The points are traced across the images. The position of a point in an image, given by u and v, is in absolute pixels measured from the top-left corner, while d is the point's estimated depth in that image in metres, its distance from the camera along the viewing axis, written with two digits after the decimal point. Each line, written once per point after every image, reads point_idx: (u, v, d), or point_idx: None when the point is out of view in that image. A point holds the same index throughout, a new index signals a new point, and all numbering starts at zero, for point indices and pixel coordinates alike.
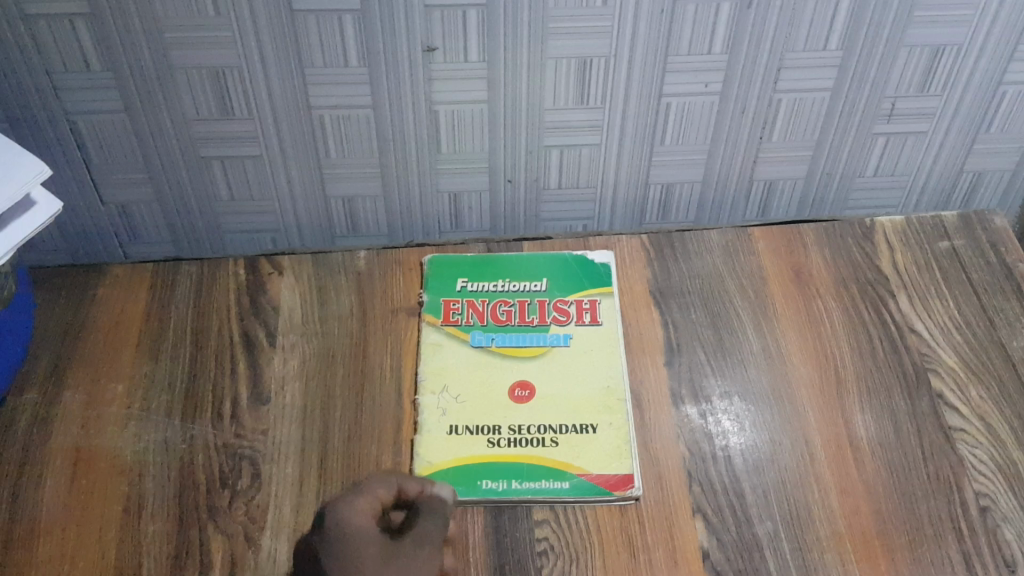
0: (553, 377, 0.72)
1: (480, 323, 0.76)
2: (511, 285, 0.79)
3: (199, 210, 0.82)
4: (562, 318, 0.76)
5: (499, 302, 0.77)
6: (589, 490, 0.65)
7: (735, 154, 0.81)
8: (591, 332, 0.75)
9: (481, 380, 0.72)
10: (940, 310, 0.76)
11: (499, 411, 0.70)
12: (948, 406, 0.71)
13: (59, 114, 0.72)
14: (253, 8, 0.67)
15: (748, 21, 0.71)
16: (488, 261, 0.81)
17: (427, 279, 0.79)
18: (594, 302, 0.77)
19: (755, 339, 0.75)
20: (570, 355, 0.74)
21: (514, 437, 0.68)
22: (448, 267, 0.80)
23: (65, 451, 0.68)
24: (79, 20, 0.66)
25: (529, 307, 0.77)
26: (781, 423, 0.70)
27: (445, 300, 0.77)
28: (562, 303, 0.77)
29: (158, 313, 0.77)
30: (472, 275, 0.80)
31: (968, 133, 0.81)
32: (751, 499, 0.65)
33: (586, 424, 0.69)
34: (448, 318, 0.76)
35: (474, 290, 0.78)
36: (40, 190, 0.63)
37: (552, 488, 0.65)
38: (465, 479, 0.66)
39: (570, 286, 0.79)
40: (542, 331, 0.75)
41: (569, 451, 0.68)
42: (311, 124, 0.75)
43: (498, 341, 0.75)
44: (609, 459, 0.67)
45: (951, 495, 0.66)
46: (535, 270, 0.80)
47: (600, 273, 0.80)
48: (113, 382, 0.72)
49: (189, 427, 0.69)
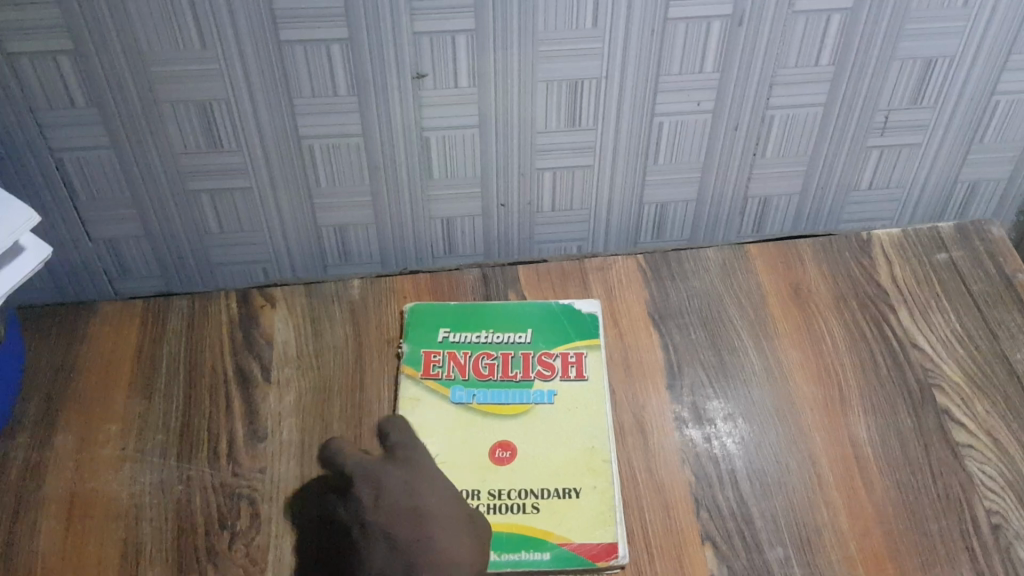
0: (537, 437, 0.69)
1: (461, 377, 0.73)
2: (494, 336, 0.75)
3: (189, 244, 0.80)
4: (547, 373, 0.73)
5: (481, 355, 0.74)
6: (570, 560, 0.63)
7: (729, 172, 0.80)
8: (576, 389, 0.72)
9: (461, 441, 0.69)
10: (941, 323, 0.76)
11: (479, 474, 0.67)
12: (955, 422, 0.70)
13: (44, 151, 0.71)
14: (240, 39, 0.66)
15: (739, 40, 0.70)
16: (472, 308, 0.77)
17: (408, 326, 0.76)
18: (579, 355, 0.74)
19: (757, 358, 0.75)
20: (555, 412, 0.71)
21: (493, 503, 0.66)
22: (429, 314, 0.77)
23: (59, 495, 0.67)
24: (63, 56, 0.65)
25: (513, 360, 0.74)
26: (787, 444, 0.69)
27: (426, 351, 0.74)
28: (547, 356, 0.74)
29: (150, 350, 0.75)
30: (454, 324, 0.76)
31: (962, 144, 0.81)
32: (760, 524, 0.65)
33: (568, 489, 0.67)
34: (428, 370, 0.73)
35: (456, 340, 0.75)
36: (29, 237, 0.62)
37: (531, 559, 0.63)
38: None
39: (554, 338, 0.75)
40: (525, 388, 0.72)
41: (552, 519, 0.65)
42: (301, 154, 0.74)
43: (480, 398, 0.71)
44: (591, 526, 0.64)
45: (961, 513, 0.65)
46: (519, 319, 0.77)
47: (587, 322, 0.77)
48: (106, 423, 0.71)
49: (185, 468, 0.68)
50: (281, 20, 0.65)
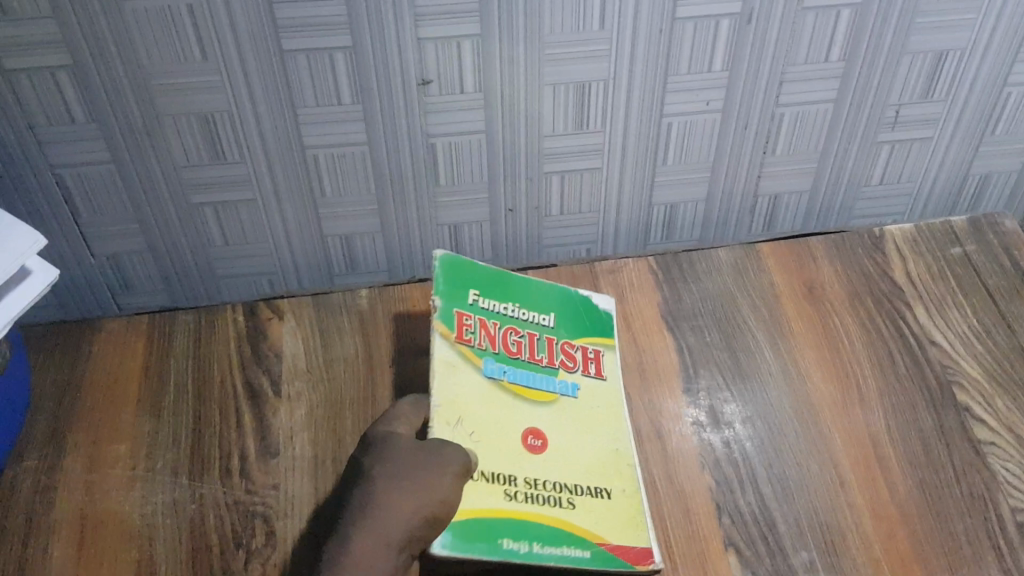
0: (565, 429, 0.65)
1: (491, 350, 0.67)
2: (521, 312, 0.71)
3: (193, 258, 0.79)
4: (571, 365, 0.69)
5: (510, 330, 0.70)
6: (612, 561, 0.58)
7: (739, 171, 0.79)
8: (596, 386, 0.69)
9: (497, 420, 0.63)
10: (958, 319, 0.75)
11: (513, 458, 0.62)
12: (976, 419, 0.69)
13: (44, 167, 0.70)
14: (242, 49, 0.65)
15: (748, 38, 0.69)
16: (498, 279, 0.72)
17: (439, 278, 0.70)
18: (598, 352, 0.71)
19: (773, 359, 0.74)
20: (578, 406, 0.67)
21: (529, 491, 0.60)
22: (458, 268, 0.71)
23: (70, 519, 0.65)
24: (62, 71, 0.64)
25: (539, 343, 0.70)
26: (807, 446, 0.68)
27: (457, 312, 0.69)
28: (569, 347, 0.71)
29: (157, 367, 0.74)
30: (482, 289, 0.71)
31: (973, 137, 0.80)
32: (783, 529, 0.64)
33: (599, 487, 0.62)
34: (460, 334, 0.67)
35: (486, 307, 0.70)
36: (37, 260, 0.61)
37: (573, 555, 0.57)
38: (486, 536, 0.56)
39: (575, 330, 0.72)
40: (551, 374, 0.68)
41: (586, 515, 0.60)
42: (306, 164, 0.73)
43: (510, 377, 0.66)
44: (627, 528, 0.60)
45: (987, 512, 0.64)
46: (542, 301, 0.73)
47: (603, 319, 0.73)
48: (115, 443, 0.70)
49: (196, 486, 0.67)
50: (284, 29, 0.64)
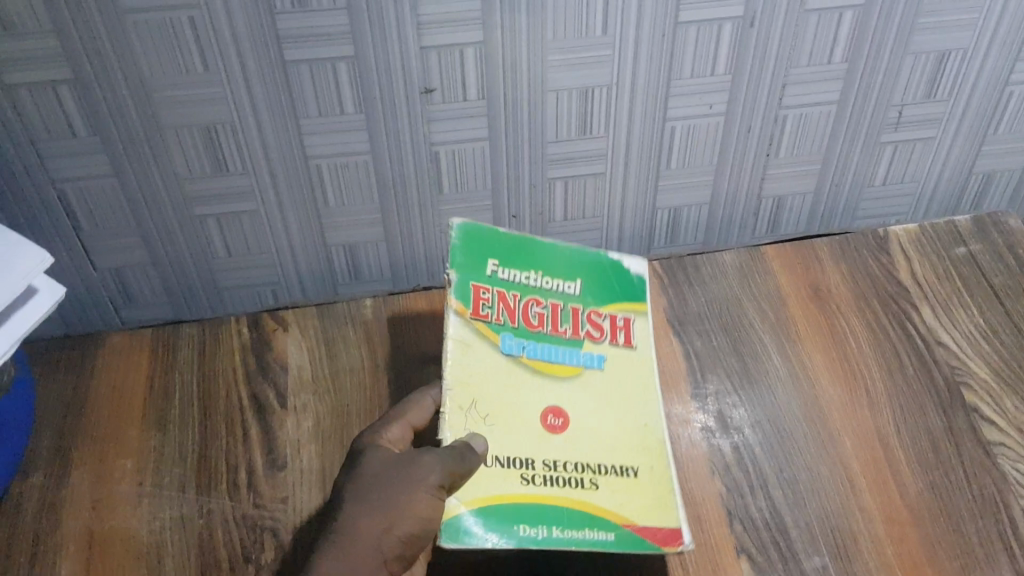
0: (588, 406, 0.63)
1: (511, 324, 0.64)
2: (544, 281, 0.67)
3: (196, 270, 0.79)
4: (597, 335, 0.66)
5: (532, 301, 0.65)
6: (636, 545, 0.57)
7: (742, 173, 0.79)
8: (624, 357, 0.66)
9: (516, 402, 0.61)
10: (965, 319, 0.75)
11: (534, 442, 0.60)
12: (985, 420, 0.70)
13: (45, 182, 0.69)
14: (244, 60, 0.64)
15: (751, 41, 0.69)
16: (522, 242, 0.67)
17: (455, 250, 0.65)
18: (628, 320, 0.68)
19: (781, 363, 0.73)
20: (602, 380, 0.64)
21: (549, 474, 0.59)
22: (477, 236, 0.66)
23: (77, 536, 0.65)
24: (63, 85, 0.64)
25: (562, 314, 0.66)
26: (817, 450, 0.68)
27: (475, 286, 0.64)
28: (595, 314, 0.67)
29: (162, 381, 0.74)
30: (502, 257, 0.66)
31: (977, 135, 0.80)
32: (795, 534, 0.64)
33: (625, 466, 0.61)
34: (478, 311, 0.63)
35: (507, 278, 0.65)
36: (43, 278, 0.61)
37: (595, 539, 0.56)
38: (501, 524, 0.55)
39: (602, 297, 0.68)
40: (575, 346, 0.65)
41: (610, 496, 0.59)
42: (309, 175, 0.73)
43: (529, 353, 0.63)
44: (654, 508, 0.59)
45: (998, 513, 0.65)
46: (568, 265, 0.68)
47: (635, 284, 0.70)
48: (121, 458, 0.69)
49: (204, 501, 0.66)
50: (286, 40, 0.63)
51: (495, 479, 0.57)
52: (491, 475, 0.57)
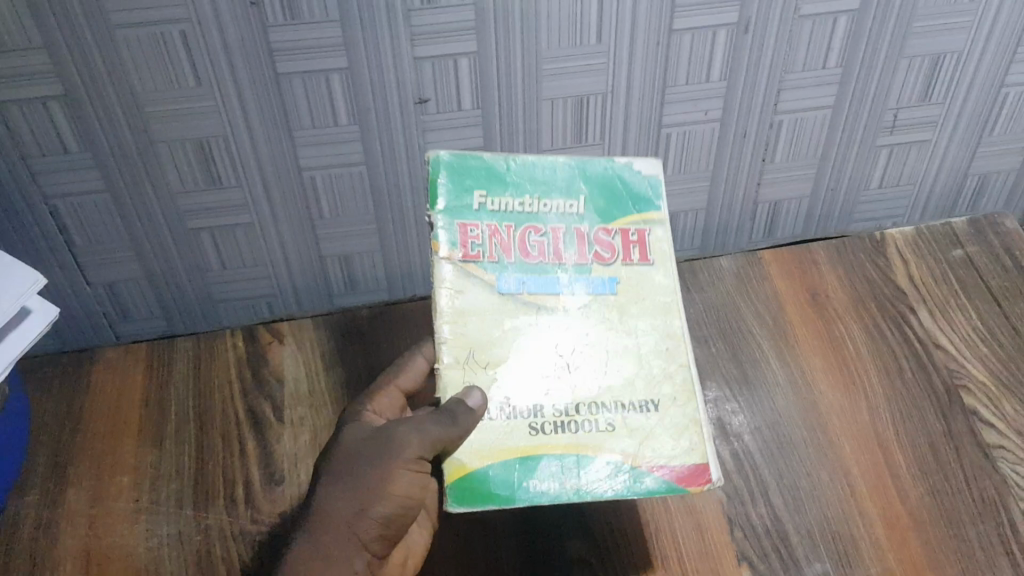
0: (602, 338, 0.56)
1: (505, 261, 0.56)
2: (541, 203, 0.57)
3: (190, 283, 0.78)
4: (608, 256, 0.57)
5: (527, 229, 0.57)
6: (658, 488, 0.52)
7: (739, 178, 0.79)
8: (642, 276, 0.57)
9: (516, 346, 0.55)
10: (963, 322, 0.75)
11: (538, 388, 0.54)
12: (985, 423, 0.69)
13: (38, 199, 0.69)
14: (236, 73, 0.64)
15: (745, 48, 0.69)
16: (512, 159, 0.57)
17: (431, 188, 0.56)
18: (644, 232, 0.58)
19: (780, 369, 0.73)
20: (619, 306, 0.57)
21: (558, 420, 0.53)
22: (458, 165, 0.57)
23: (74, 554, 0.64)
24: (54, 102, 0.63)
25: (565, 238, 0.57)
26: (816, 457, 0.68)
27: (459, 225, 0.56)
28: (605, 231, 0.58)
29: (157, 395, 0.73)
30: (489, 182, 0.57)
31: (972, 137, 0.79)
32: (796, 541, 0.64)
33: (644, 400, 0.55)
34: (465, 252, 0.55)
35: (495, 209, 0.57)
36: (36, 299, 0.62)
37: (612, 487, 0.52)
38: (506, 483, 0.52)
39: (613, 211, 0.58)
40: (581, 273, 0.57)
41: (629, 436, 0.53)
42: (303, 187, 0.72)
43: (530, 286, 0.56)
44: (678, 443, 0.54)
45: (998, 517, 0.65)
46: (570, 179, 0.58)
47: (651, 187, 0.59)
48: (118, 475, 0.69)
49: (202, 517, 0.66)
50: (279, 52, 0.63)
51: (498, 434, 0.53)
52: (494, 430, 0.53)
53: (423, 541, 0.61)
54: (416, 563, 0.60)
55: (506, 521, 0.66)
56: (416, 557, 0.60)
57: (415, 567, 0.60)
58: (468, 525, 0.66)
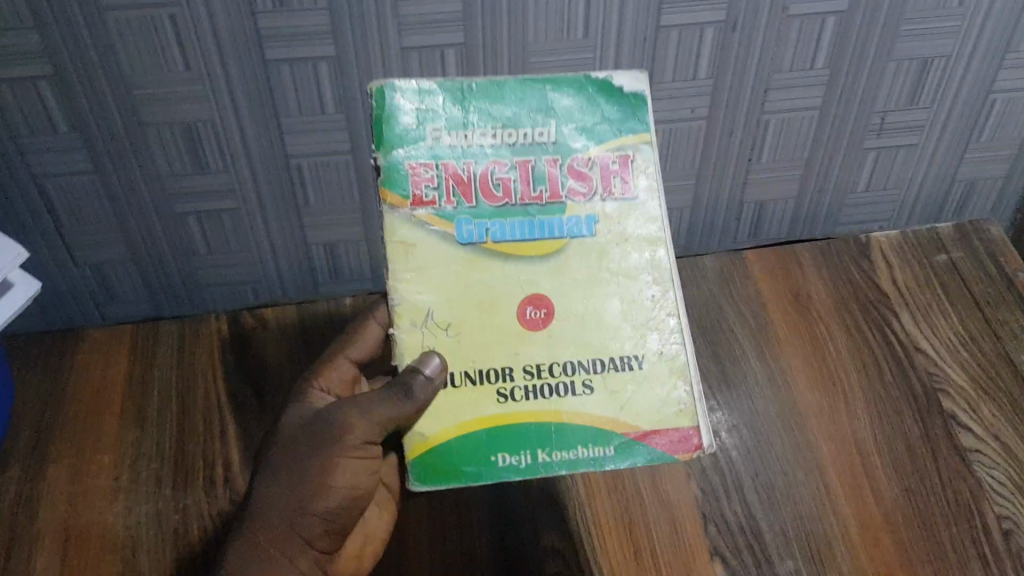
0: (575, 288, 0.55)
1: (466, 205, 0.54)
2: (505, 135, 0.54)
3: (177, 267, 0.79)
4: (583, 191, 0.55)
5: (491, 165, 0.54)
6: (638, 454, 0.53)
7: (724, 177, 0.79)
8: (621, 212, 0.55)
9: (482, 298, 0.54)
10: (944, 326, 0.75)
11: (509, 345, 0.54)
12: (962, 427, 0.70)
13: (26, 178, 0.69)
14: (225, 59, 0.64)
15: (733, 46, 0.69)
16: (471, 86, 0.54)
17: (377, 127, 0.54)
18: (626, 160, 0.55)
19: (759, 368, 0.74)
20: (595, 251, 0.55)
21: (531, 384, 0.53)
22: (406, 101, 0.54)
23: (53, 529, 0.65)
24: (44, 82, 0.64)
25: (535, 173, 0.55)
26: (793, 456, 0.69)
27: (410, 167, 0.54)
28: (579, 163, 0.55)
29: (140, 376, 0.73)
30: (444, 115, 0.54)
31: (959, 143, 0.80)
32: (769, 538, 0.64)
33: (625, 358, 0.54)
34: (419, 198, 0.54)
35: (452, 145, 0.54)
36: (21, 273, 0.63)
37: (590, 457, 0.53)
38: (477, 457, 0.52)
39: (587, 137, 0.55)
40: (556, 213, 0.55)
41: (608, 400, 0.54)
42: (290, 174, 0.73)
43: (496, 234, 0.54)
44: (661, 406, 0.54)
45: (972, 520, 0.65)
46: (541, 105, 0.55)
47: (633, 108, 0.56)
48: (99, 453, 0.69)
49: (181, 497, 0.67)
50: (268, 39, 0.63)
51: (466, 406, 0.53)
52: (460, 400, 0.53)
53: (386, 525, 0.62)
54: (376, 547, 0.61)
55: (481, 516, 0.66)
56: (377, 543, 0.61)
57: (376, 551, 0.61)
58: (444, 516, 0.66)
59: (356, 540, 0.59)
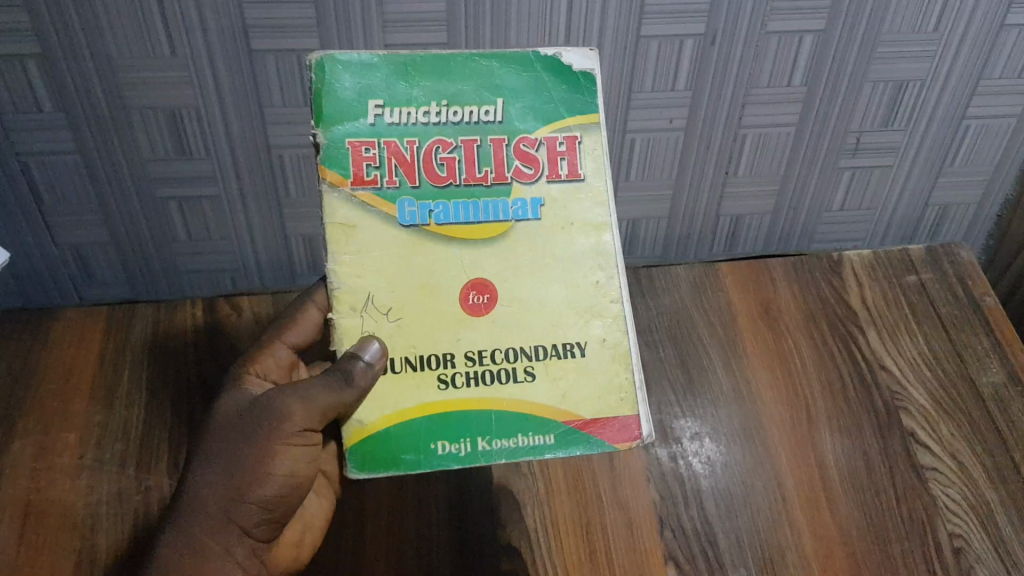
0: (517, 272, 0.57)
1: (410, 185, 0.56)
2: (449, 113, 0.56)
3: (155, 251, 0.79)
4: (529, 172, 0.57)
5: (435, 144, 0.56)
6: (578, 443, 0.55)
7: (701, 189, 0.80)
8: (567, 194, 0.57)
9: (424, 282, 0.56)
10: (910, 345, 0.76)
11: (449, 328, 0.56)
12: (920, 445, 0.71)
13: (9, 155, 0.70)
14: (211, 47, 0.65)
15: (711, 60, 0.70)
16: (415, 61, 0.56)
17: (318, 102, 0.55)
18: (573, 140, 0.57)
19: (725, 378, 0.74)
20: (539, 238, 0.57)
21: (471, 371, 0.55)
22: (347, 75, 0.55)
23: (14, 504, 0.66)
24: (30, 60, 0.65)
25: (480, 153, 0.56)
26: (752, 465, 0.69)
27: (351, 144, 0.55)
28: (526, 143, 0.57)
29: (112, 357, 0.74)
30: (387, 90, 0.56)
31: (932, 167, 0.81)
32: (724, 545, 0.65)
33: (567, 345, 0.56)
34: (360, 177, 0.55)
35: (394, 122, 0.56)
36: None
37: (530, 446, 0.55)
38: (416, 445, 0.54)
39: (535, 116, 0.57)
40: (501, 195, 0.56)
41: (550, 389, 0.55)
42: (271, 165, 0.74)
43: (439, 216, 0.56)
44: (603, 394, 0.56)
45: (925, 536, 0.66)
46: (487, 82, 0.57)
47: (580, 86, 0.57)
48: (65, 431, 0.70)
49: (143, 479, 0.68)
50: (253, 29, 0.65)
51: (405, 396, 0.55)
52: (400, 389, 0.55)
53: (323, 512, 0.63)
54: (316, 534, 0.62)
55: (441, 513, 0.67)
56: (316, 530, 0.62)
57: (316, 538, 0.62)
58: (403, 507, 0.67)
59: (295, 528, 0.61)
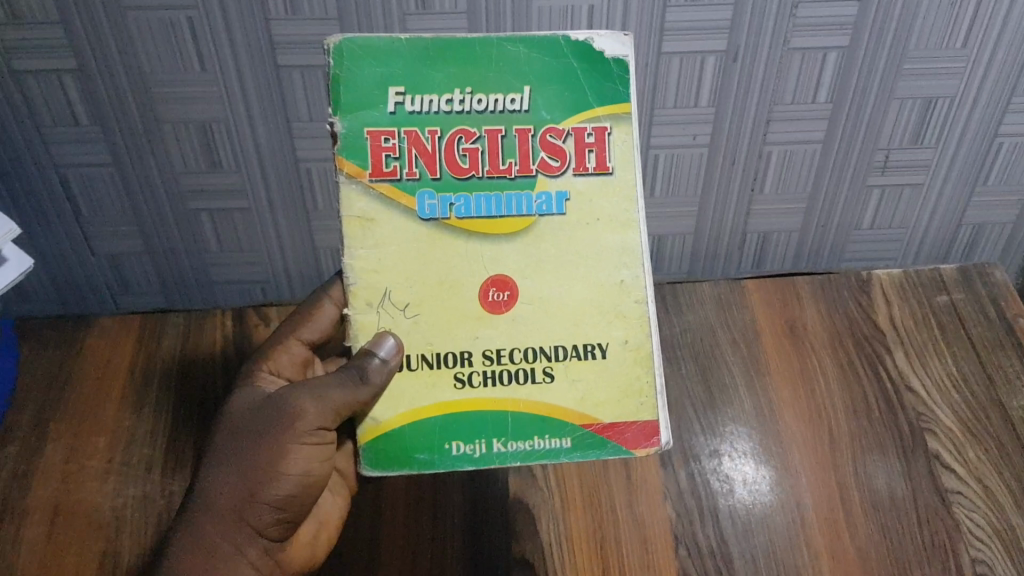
0: (539, 268, 0.57)
1: (429, 177, 0.55)
2: (471, 102, 0.55)
3: (188, 262, 0.81)
4: (555, 165, 0.56)
5: (457, 133, 0.55)
6: (594, 447, 0.56)
7: (727, 205, 0.80)
8: (593, 187, 0.56)
9: (444, 278, 0.56)
10: (938, 366, 0.75)
11: (467, 326, 0.56)
12: (945, 467, 0.69)
13: (48, 167, 0.73)
14: (239, 63, 0.67)
15: (733, 76, 0.70)
16: (438, 45, 0.55)
17: (336, 91, 0.54)
18: (602, 131, 0.56)
19: (747, 396, 0.74)
20: (563, 235, 0.57)
21: (489, 369, 0.56)
22: (366, 61, 0.54)
23: (43, 504, 0.68)
24: (67, 74, 0.67)
25: (504, 144, 0.55)
26: (770, 484, 0.69)
27: (370, 134, 0.55)
28: (552, 134, 0.56)
29: (144, 365, 0.76)
30: (408, 76, 0.55)
31: (965, 187, 0.80)
32: (738, 565, 0.64)
33: (588, 346, 0.57)
34: (379, 169, 0.55)
35: (415, 110, 0.55)
36: (14, 249, 0.68)
37: (546, 449, 0.56)
38: (431, 444, 0.56)
39: (563, 106, 0.56)
40: (525, 188, 0.56)
41: (568, 391, 0.56)
42: (299, 178, 0.75)
43: (459, 210, 0.56)
44: (622, 398, 0.57)
45: (947, 561, 0.64)
46: (513, 69, 0.55)
47: (612, 73, 0.56)
48: (95, 435, 0.72)
49: (167, 482, 0.69)
50: (280, 45, 0.66)
51: (421, 395, 0.56)
52: (416, 388, 0.56)
53: (339, 510, 0.63)
54: (330, 533, 0.62)
55: (456, 522, 0.67)
56: (331, 528, 0.62)
57: (330, 537, 0.62)
58: (418, 516, 0.68)
59: (309, 527, 0.61)
